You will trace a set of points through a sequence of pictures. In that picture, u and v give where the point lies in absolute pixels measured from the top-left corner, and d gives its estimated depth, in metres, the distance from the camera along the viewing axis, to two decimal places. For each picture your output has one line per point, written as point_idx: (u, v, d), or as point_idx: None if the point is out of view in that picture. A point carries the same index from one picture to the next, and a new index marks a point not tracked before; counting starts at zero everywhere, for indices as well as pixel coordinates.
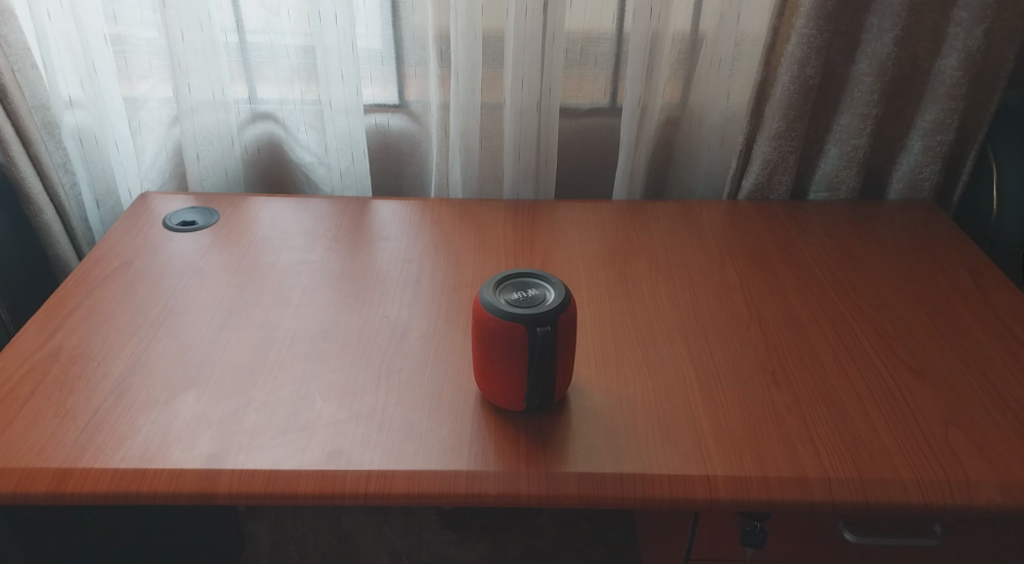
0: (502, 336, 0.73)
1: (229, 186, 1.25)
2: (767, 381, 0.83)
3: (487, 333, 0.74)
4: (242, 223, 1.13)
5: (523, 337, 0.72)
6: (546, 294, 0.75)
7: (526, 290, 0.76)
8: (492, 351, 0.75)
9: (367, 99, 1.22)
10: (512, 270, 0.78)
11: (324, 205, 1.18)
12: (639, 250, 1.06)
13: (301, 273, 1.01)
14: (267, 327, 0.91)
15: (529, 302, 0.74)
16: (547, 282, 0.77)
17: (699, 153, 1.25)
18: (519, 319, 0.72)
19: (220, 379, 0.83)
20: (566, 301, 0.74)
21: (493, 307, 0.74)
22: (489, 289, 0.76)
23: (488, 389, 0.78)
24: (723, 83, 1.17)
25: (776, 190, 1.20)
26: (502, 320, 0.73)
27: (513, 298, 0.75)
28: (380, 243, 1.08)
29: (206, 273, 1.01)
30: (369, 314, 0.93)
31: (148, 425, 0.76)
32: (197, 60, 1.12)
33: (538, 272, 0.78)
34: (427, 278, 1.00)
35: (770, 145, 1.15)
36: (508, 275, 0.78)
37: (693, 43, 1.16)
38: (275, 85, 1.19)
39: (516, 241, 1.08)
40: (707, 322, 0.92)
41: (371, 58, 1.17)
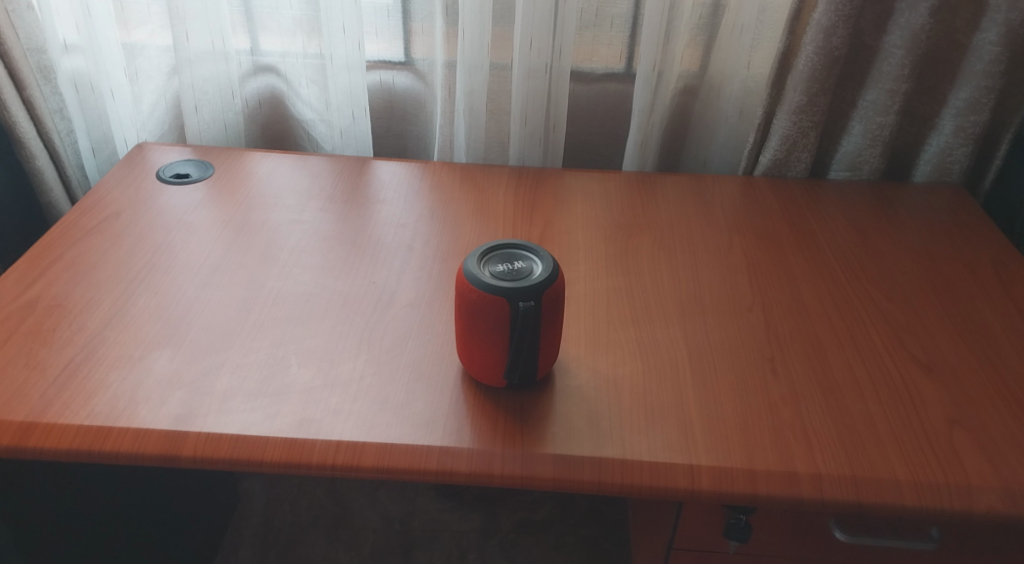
0: (484, 310, 0.70)
1: (228, 140, 1.22)
2: (765, 369, 0.79)
3: (469, 306, 0.71)
4: (238, 179, 1.10)
5: (506, 313, 0.69)
6: (533, 268, 0.72)
7: (513, 262, 0.72)
8: (474, 326, 0.71)
9: (372, 55, 1.17)
10: (501, 240, 0.74)
11: (322, 163, 1.15)
12: (643, 225, 1.02)
13: (290, 233, 0.98)
14: (251, 287, 0.89)
15: (514, 275, 0.71)
16: (537, 255, 0.73)
17: (715, 125, 1.19)
18: (503, 293, 0.69)
19: (197, 339, 0.80)
20: (553, 276, 0.70)
21: (477, 279, 0.70)
22: (475, 259, 0.72)
23: (469, 364, 0.75)
24: (744, 52, 1.11)
25: (795, 167, 1.14)
26: (485, 294, 0.69)
27: (499, 271, 0.71)
28: (376, 205, 1.05)
29: (195, 228, 0.99)
30: (357, 279, 0.90)
31: (118, 382, 0.74)
32: (196, 5, 1.08)
33: (528, 244, 0.74)
34: (419, 244, 0.97)
35: (790, 119, 1.09)
36: (495, 246, 0.74)
37: (715, 7, 1.10)
38: (277, 37, 1.15)
39: (517, 209, 1.04)
40: (707, 304, 0.88)
41: (377, 12, 1.12)
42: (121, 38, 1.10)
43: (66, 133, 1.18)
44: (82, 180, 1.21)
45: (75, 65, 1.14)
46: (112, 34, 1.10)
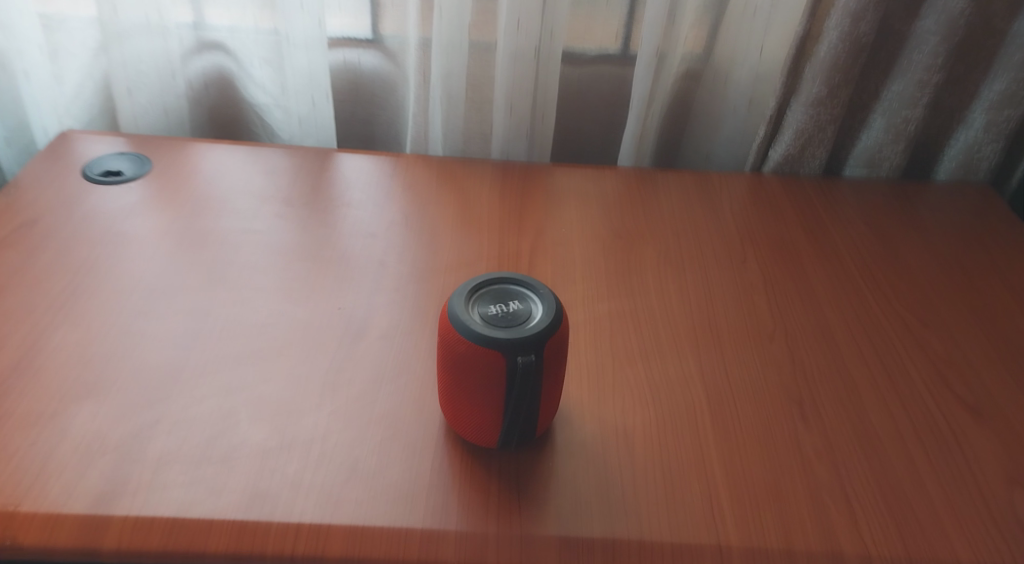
0: (475, 363, 0.57)
1: (169, 127, 1.08)
2: (795, 414, 0.68)
3: (456, 357, 0.59)
4: (180, 176, 0.96)
5: (501, 368, 0.57)
6: (531, 311, 0.60)
7: (507, 303, 0.60)
8: (462, 380, 0.59)
9: (334, 31, 1.02)
10: (492, 274, 0.62)
11: (278, 157, 1.00)
12: (645, 232, 0.90)
13: (242, 245, 0.85)
14: (194, 317, 0.75)
15: (509, 320, 0.59)
16: (535, 295, 0.61)
17: (720, 115, 1.07)
18: (498, 344, 0.56)
19: (126, 387, 0.68)
20: (557, 321, 0.58)
21: (465, 324, 0.58)
22: (461, 298, 0.60)
23: (455, 421, 0.63)
24: (756, 35, 0.99)
25: (808, 164, 1.03)
26: (476, 344, 0.57)
27: (491, 314, 0.59)
28: (342, 210, 0.91)
29: (129, 239, 0.85)
30: (320, 305, 0.77)
31: (25, 449, 0.62)
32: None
33: (524, 279, 0.62)
34: (392, 259, 0.84)
35: (806, 111, 0.97)
36: (485, 281, 0.62)
37: None
38: (225, 8, 0.99)
39: (503, 215, 0.92)
40: (722, 331, 0.76)
41: None
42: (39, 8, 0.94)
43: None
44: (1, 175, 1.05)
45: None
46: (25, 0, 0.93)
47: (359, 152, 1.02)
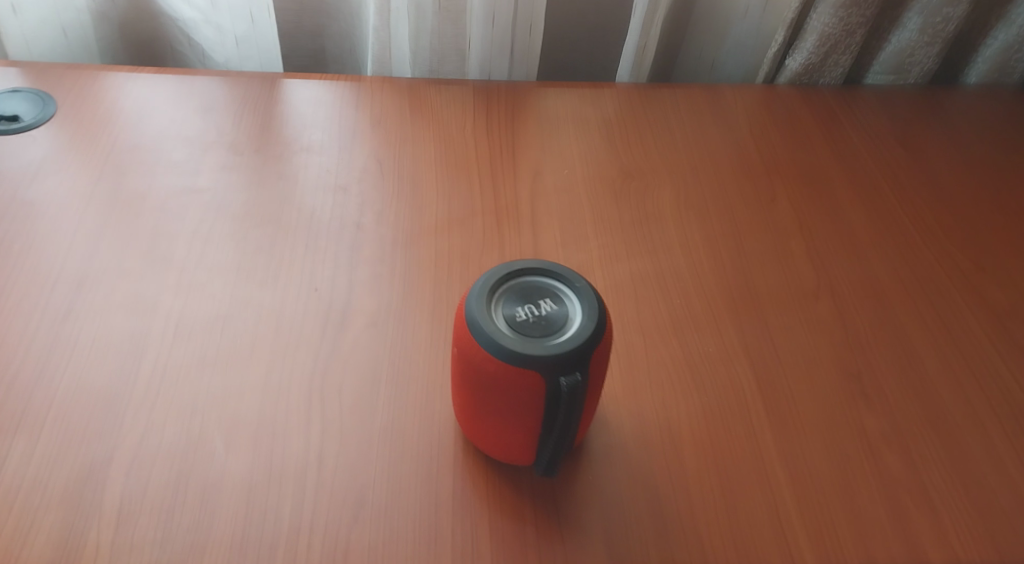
0: (505, 382, 0.47)
1: (72, 48, 0.89)
2: (857, 397, 0.60)
3: (480, 374, 0.48)
4: (95, 118, 0.79)
5: (538, 391, 0.47)
6: (568, 312, 0.49)
7: (536, 302, 0.49)
8: (488, 399, 0.49)
9: None
10: (513, 265, 0.51)
11: (214, 87, 0.83)
12: (658, 168, 0.78)
13: (185, 213, 0.70)
14: (138, 311, 0.62)
15: (543, 326, 0.47)
16: (568, 289, 0.50)
17: (730, 22, 0.92)
18: (535, 360, 0.46)
19: (65, 416, 0.56)
20: (601, 325, 0.48)
21: (489, 335, 0.47)
22: (480, 298, 0.49)
23: (477, 437, 0.53)
24: None
25: (830, 72, 0.91)
26: (506, 360, 0.46)
27: (519, 319, 0.48)
28: (301, 158, 0.77)
29: (41, 211, 0.69)
30: (289, 289, 0.64)
31: None
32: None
33: (553, 269, 0.51)
34: (370, 221, 0.70)
35: (836, 13, 0.84)
36: (506, 276, 0.50)
37: None
38: None
39: (493, 155, 0.78)
40: (764, 295, 0.66)
41: None
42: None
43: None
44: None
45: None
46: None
47: (310, 77, 0.85)
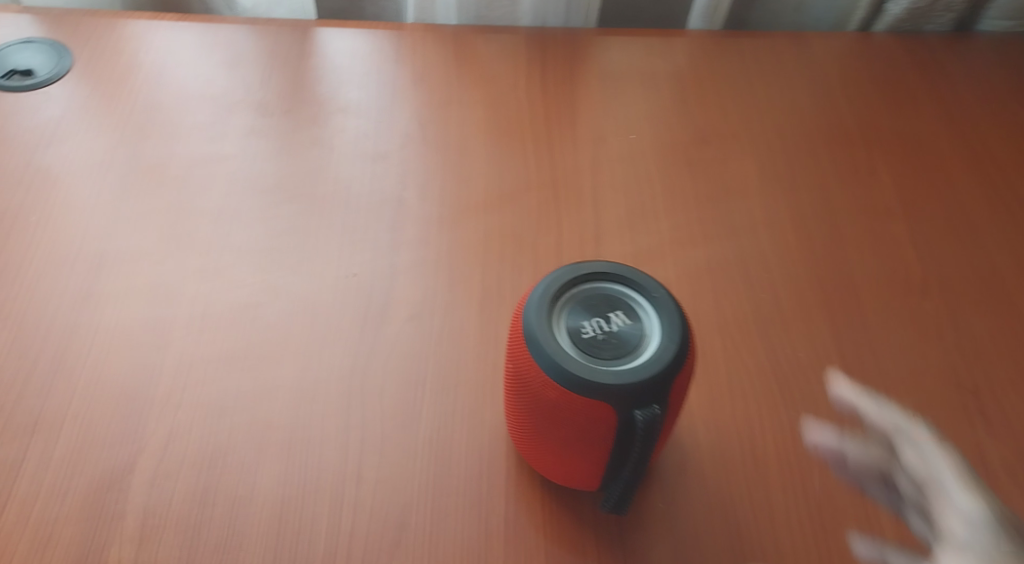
0: (568, 410, 0.40)
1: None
2: (973, 413, 0.52)
3: (541, 395, 0.42)
4: (114, 71, 0.72)
5: (610, 423, 0.40)
6: (642, 330, 0.41)
7: (605, 317, 0.42)
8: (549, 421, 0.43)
9: None
10: (579, 269, 0.44)
11: (241, 37, 0.75)
12: (737, 134, 0.69)
13: (209, 185, 0.64)
14: (161, 295, 0.57)
15: (611, 347, 0.41)
16: (642, 303, 0.43)
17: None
18: (603, 389, 0.39)
19: (83, 412, 0.50)
20: (682, 348, 0.40)
21: (549, 353, 0.40)
22: (539, 308, 0.42)
23: (537, 460, 0.47)
24: None
25: (937, 19, 0.79)
26: (569, 386, 0.39)
27: (583, 336, 0.41)
28: (336, 120, 0.69)
29: (59, 177, 0.63)
30: (323, 273, 0.59)
31: None
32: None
33: (626, 276, 0.43)
34: (412, 196, 0.64)
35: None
36: (570, 283, 0.43)
37: None
38: None
39: (548, 117, 0.70)
40: (878, 293, 0.58)
41: None
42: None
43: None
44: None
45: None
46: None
47: (346, 24, 0.77)
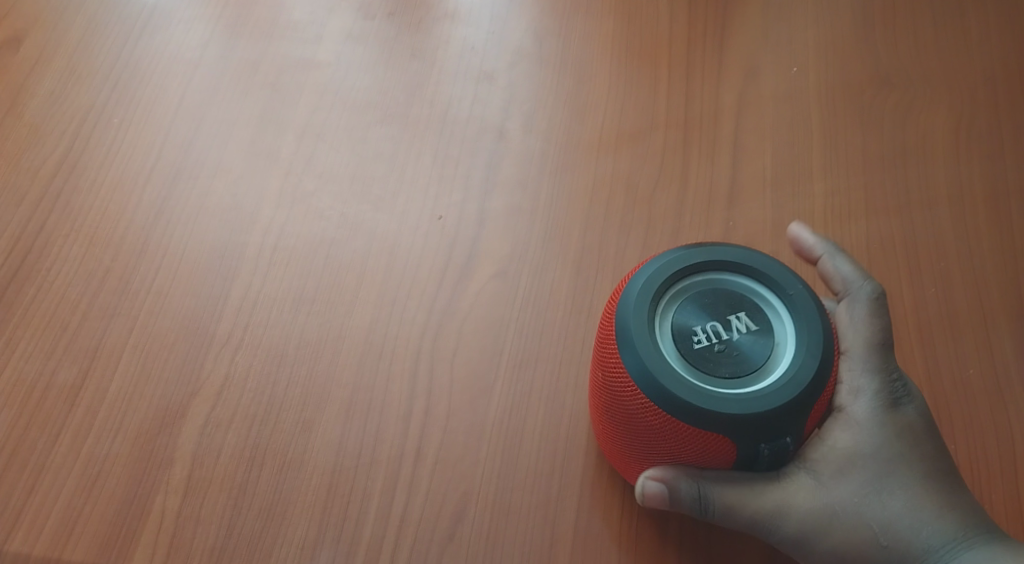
0: (669, 438, 0.33)
1: None
2: None
3: (631, 417, 0.34)
4: None
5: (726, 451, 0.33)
6: (770, 342, 0.33)
7: (723, 319, 0.34)
8: (638, 443, 0.35)
9: None
10: (691, 254, 0.34)
11: None
12: (929, 77, 0.55)
13: (298, 96, 0.58)
14: (235, 219, 0.52)
15: (730, 361, 0.33)
16: (772, 301, 0.34)
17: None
18: (725, 421, 0.31)
19: (143, 344, 0.47)
20: (825, 363, 0.33)
21: (654, 371, 0.32)
22: (637, 309, 0.33)
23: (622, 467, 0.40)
24: None
25: None
26: (680, 416, 0.32)
27: (696, 346, 0.33)
28: (444, 28, 0.61)
29: (147, 74, 0.59)
30: (408, 210, 0.52)
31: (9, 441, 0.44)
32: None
33: (751, 266, 0.34)
34: (516, 128, 0.56)
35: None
36: (679, 274, 0.34)
37: None
38: None
39: (690, 40, 0.58)
40: (931, 201, 0.50)
41: None
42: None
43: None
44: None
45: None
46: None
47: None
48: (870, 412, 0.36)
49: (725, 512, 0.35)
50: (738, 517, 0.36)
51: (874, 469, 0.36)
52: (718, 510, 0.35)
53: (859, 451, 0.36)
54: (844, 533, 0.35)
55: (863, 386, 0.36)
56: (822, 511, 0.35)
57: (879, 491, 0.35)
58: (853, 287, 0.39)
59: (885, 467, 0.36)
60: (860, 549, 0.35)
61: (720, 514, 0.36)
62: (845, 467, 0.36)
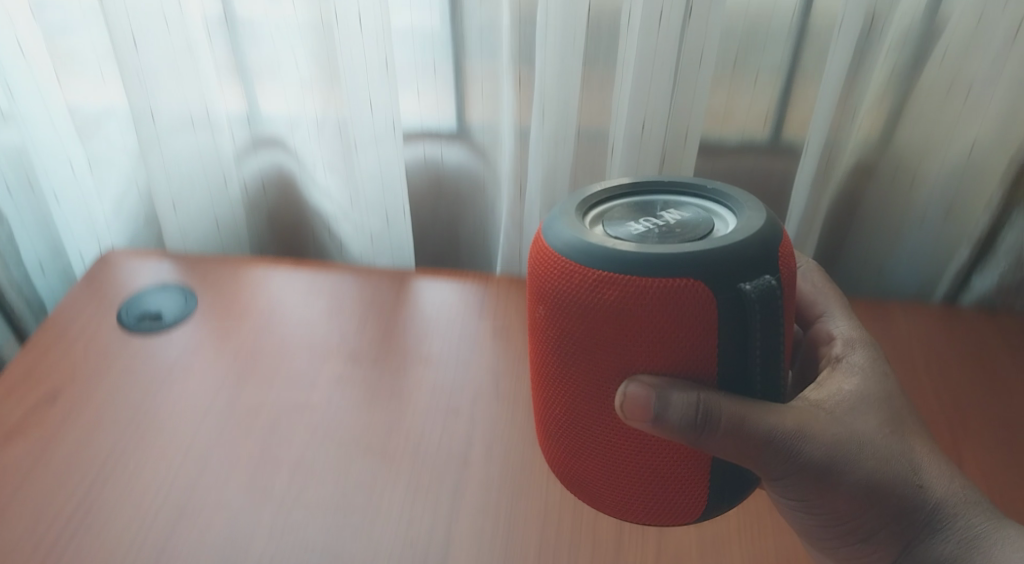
0: (636, 307, 0.39)
1: (224, 244, 0.86)
2: None
3: (594, 313, 0.41)
4: (232, 318, 0.78)
5: (700, 304, 0.39)
6: (698, 217, 0.43)
7: (660, 216, 0.44)
8: (611, 348, 0.41)
9: (408, 121, 0.80)
10: (617, 187, 0.47)
11: (347, 286, 0.83)
12: None
13: (292, 435, 0.68)
14: (230, 555, 0.59)
15: (672, 230, 0.42)
16: (696, 199, 0.45)
17: (899, 234, 0.72)
18: (680, 262, 0.39)
19: None
20: (778, 232, 0.42)
21: (596, 254, 0.40)
22: (576, 219, 0.43)
23: (619, 481, 0.45)
24: (970, 118, 0.65)
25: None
26: (645, 272, 0.39)
27: (638, 229, 0.42)
28: (418, 373, 0.73)
29: (163, 421, 0.68)
30: (385, 540, 0.60)
31: None
32: (166, 50, 0.70)
33: (666, 182, 0.47)
34: (477, 458, 0.65)
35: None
36: (610, 198, 0.46)
37: (923, 42, 0.63)
38: (283, 101, 0.76)
39: None
40: None
41: (418, 66, 0.75)
42: (64, 98, 0.72)
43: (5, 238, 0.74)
44: (35, 311, 0.80)
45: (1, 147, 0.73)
46: (51, 90, 0.73)
47: (440, 275, 0.84)
48: (860, 362, 0.54)
49: (728, 421, 0.41)
50: (763, 425, 0.43)
51: (886, 413, 0.51)
52: (722, 419, 0.41)
53: (863, 391, 0.52)
54: (860, 436, 0.48)
55: (858, 348, 0.56)
56: (847, 442, 0.48)
57: (901, 444, 0.49)
58: (837, 315, 0.59)
59: (883, 423, 0.50)
60: (885, 474, 0.48)
61: (724, 425, 0.41)
62: (858, 407, 0.50)
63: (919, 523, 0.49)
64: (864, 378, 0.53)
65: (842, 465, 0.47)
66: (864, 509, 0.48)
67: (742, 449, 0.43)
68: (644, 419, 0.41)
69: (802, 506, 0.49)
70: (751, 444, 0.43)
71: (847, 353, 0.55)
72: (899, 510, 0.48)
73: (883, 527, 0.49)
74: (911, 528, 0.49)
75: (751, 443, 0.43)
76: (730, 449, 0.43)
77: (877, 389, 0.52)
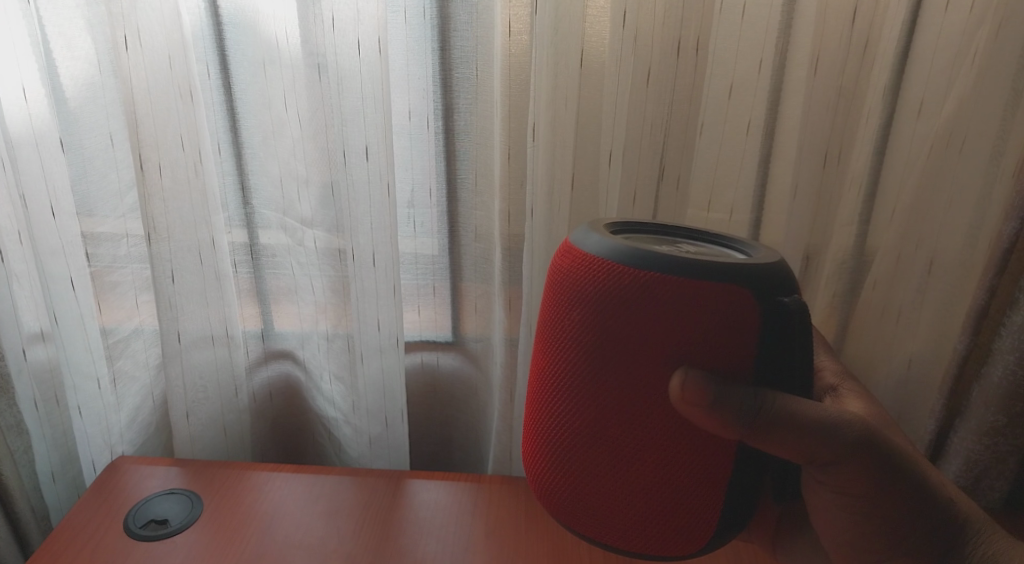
0: (681, 307, 0.41)
1: (229, 451, 0.85)
2: None
3: (640, 311, 0.41)
4: (228, 523, 0.73)
5: (735, 312, 0.41)
6: (715, 251, 0.45)
7: (680, 246, 0.46)
8: (649, 350, 0.42)
9: (410, 333, 0.84)
10: (635, 224, 0.48)
11: (344, 486, 0.77)
12: None
13: None
14: None
15: (696, 253, 0.44)
16: (707, 241, 0.47)
17: None
18: (707, 274, 0.41)
19: None
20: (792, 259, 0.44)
21: (641, 256, 0.41)
22: (609, 233, 0.44)
23: (637, 504, 0.44)
24: (905, 331, 0.74)
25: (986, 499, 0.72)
26: (685, 273, 0.41)
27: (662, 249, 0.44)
28: None
29: None
30: None
31: None
32: (193, 281, 0.74)
33: (679, 227, 0.49)
34: None
35: (979, 439, 0.69)
36: (628, 229, 0.47)
37: (860, 266, 0.74)
38: (297, 320, 0.82)
39: None
40: None
41: (420, 290, 0.81)
42: (98, 322, 0.77)
43: (23, 450, 0.79)
44: (43, 521, 0.82)
45: (34, 366, 0.79)
46: (90, 313, 0.76)
47: (434, 475, 0.79)
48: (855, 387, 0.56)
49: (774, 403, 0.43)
50: (807, 416, 0.46)
51: (885, 427, 0.54)
52: (769, 402, 0.43)
53: (871, 410, 0.55)
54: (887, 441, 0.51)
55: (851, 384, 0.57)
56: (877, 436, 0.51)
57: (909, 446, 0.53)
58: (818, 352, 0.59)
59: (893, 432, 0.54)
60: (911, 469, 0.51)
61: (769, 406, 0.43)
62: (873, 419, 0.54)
63: (943, 522, 0.52)
64: (863, 398, 0.56)
65: (870, 464, 0.50)
66: (894, 497, 0.51)
67: (789, 440, 0.45)
68: (700, 402, 0.41)
69: (835, 500, 0.52)
70: (795, 437, 0.46)
71: (841, 382, 0.56)
72: (925, 508, 0.52)
73: (907, 527, 0.52)
74: (934, 529, 0.52)
75: (796, 433, 0.45)
76: (772, 444, 0.45)
77: (874, 407, 0.56)
